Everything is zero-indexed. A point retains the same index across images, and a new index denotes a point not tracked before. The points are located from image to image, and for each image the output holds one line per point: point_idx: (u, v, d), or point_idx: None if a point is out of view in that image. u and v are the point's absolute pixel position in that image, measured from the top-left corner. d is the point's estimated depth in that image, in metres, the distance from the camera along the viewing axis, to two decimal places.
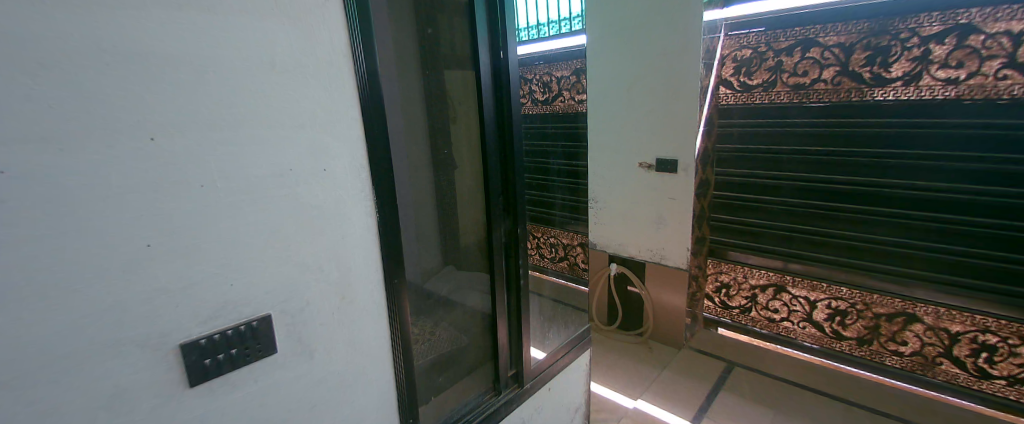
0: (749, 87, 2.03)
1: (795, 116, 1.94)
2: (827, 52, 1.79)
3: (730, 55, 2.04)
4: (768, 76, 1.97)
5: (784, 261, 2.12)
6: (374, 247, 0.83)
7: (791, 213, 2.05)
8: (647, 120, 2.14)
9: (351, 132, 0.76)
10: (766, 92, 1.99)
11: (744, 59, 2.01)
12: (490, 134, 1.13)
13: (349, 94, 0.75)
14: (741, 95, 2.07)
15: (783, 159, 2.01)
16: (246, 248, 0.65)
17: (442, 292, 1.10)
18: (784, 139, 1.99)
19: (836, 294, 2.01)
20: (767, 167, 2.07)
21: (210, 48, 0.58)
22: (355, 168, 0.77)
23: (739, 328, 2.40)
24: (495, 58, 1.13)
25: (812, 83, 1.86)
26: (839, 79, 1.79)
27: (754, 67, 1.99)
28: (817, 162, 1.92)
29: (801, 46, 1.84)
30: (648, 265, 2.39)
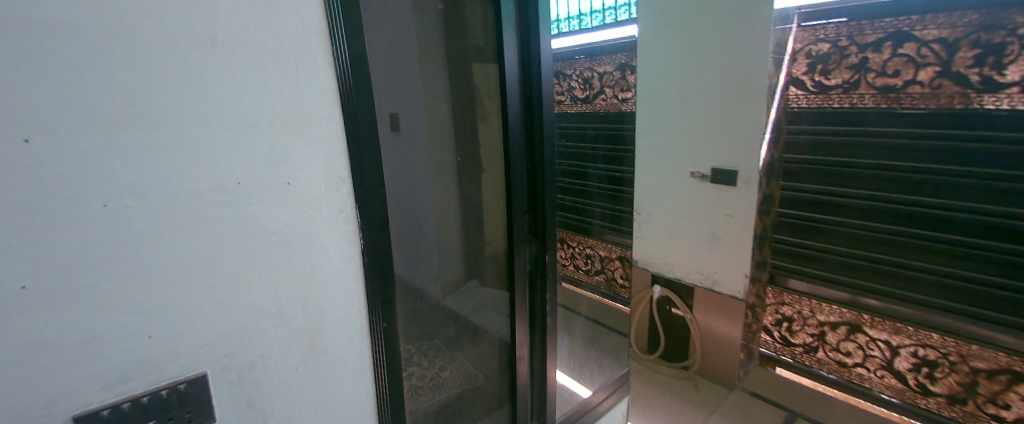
0: (824, 87, 1.58)
1: (873, 125, 1.52)
2: (925, 49, 1.36)
3: (804, 50, 1.59)
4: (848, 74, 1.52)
5: (855, 296, 1.69)
6: (356, 282, 0.65)
7: (871, 241, 1.62)
8: (703, 125, 1.85)
9: (327, 134, 0.59)
10: (846, 95, 1.55)
11: (820, 55, 1.56)
12: (514, 142, 0.92)
13: (325, 86, 0.58)
14: (815, 97, 1.62)
15: (869, 172, 1.57)
16: (174, 289, 0.49)
17: (461, 312, 0.93)
18: (866, 148, 1.56)
19: (926, 340, 1.57)
20: (840, 183, 1.65)
21: (117, 15, 0.42)
22: (331, 182, 0.60)
23: (801, 369, 1.95)
24: (524, 51, 0.92)
25: (904, 86, 1.42)
26: (938, 82, 1.36)
27: (832, 65, 1.55)
28: (907, 177, 1.49)
29: (891, 42, 1.41)
30: (698, 289, 2.08)
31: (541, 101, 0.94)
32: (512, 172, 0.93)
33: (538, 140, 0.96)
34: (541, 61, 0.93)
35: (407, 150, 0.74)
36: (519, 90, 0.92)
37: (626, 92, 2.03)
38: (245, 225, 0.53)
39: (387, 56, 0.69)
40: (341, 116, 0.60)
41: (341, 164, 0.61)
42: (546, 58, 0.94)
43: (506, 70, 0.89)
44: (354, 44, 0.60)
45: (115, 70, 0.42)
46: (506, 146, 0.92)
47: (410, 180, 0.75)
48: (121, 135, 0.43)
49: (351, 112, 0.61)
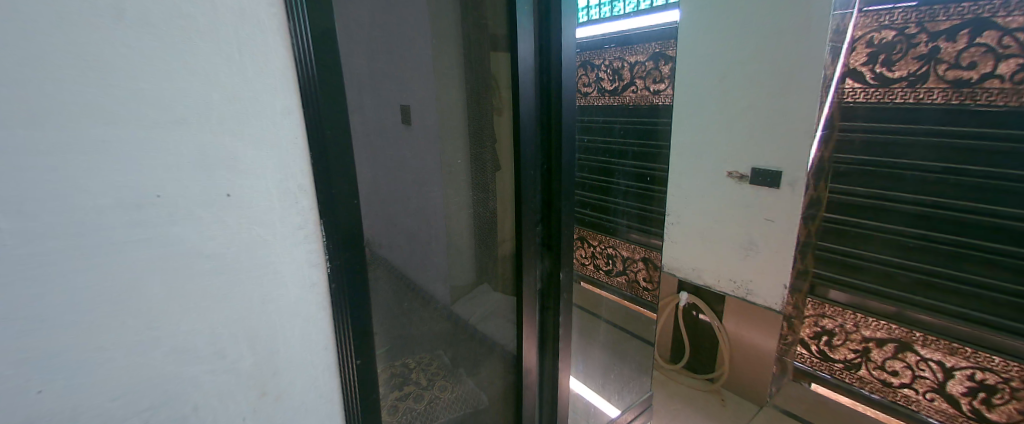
0: (886, 80, 1.32)
1: (938, 123, 1.26)
2: (1008, 38, 1.11)
3: (864, 38, 1.33)
4: (915, 66, 1.26)
5: (903, 310, 1.42)
6: (321, 312, 0.55)
7: (927, 250, 1.34)
8: (744, 119, 1.60)
9: (283, 134, 0.48)
10: (910, 89, 1.28)
11: (883, 44, 1.30)
12: (528, 146, 0.78)
13: (281, 74, 0.46)
14: (875, 91, 1.35)
15: (931, 178, 1.30)
16: (75, 333, 0.38)
17: (470, 319, 0.81)
18: (925, 152, 1.30)
19: (983, 362, 1.30)
20: (893, 186, 1.38)
21: None
22: (287, 194, 0.49)
23: (839, 387, 1.68)
24: (542, 37, 0.76)
25: (981, 80, 1.16)
26: (1022, 77, 1.11)
27: (897, 54, 1.28)
28: (983, 186, 1.22)
29: (969, 29, 1.16)
30: (728, 299, 1.83)
31: (561, 99, 0.79)
32: (523, 182, 0.78)
33: (556, 138, 0.81)
34: (563, 51, 0.77)
35: (400, 155, 0.62)
36: (535, 84, 0.77)
37: (659, 83, 1.83)
38: (169, 249, 0.42)
39: (370, 40, 0.55)
40: (302, 112, 0.49)
41: (301, 171, 0.50)
42: (569, 46, 0.79)
43: (520, 59, 0.73)
44: (319, 23, 0.48)
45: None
46: (516, 150, 0.77)
47: (398, 193, 0.62)
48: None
49: (315, 108, 0.49)
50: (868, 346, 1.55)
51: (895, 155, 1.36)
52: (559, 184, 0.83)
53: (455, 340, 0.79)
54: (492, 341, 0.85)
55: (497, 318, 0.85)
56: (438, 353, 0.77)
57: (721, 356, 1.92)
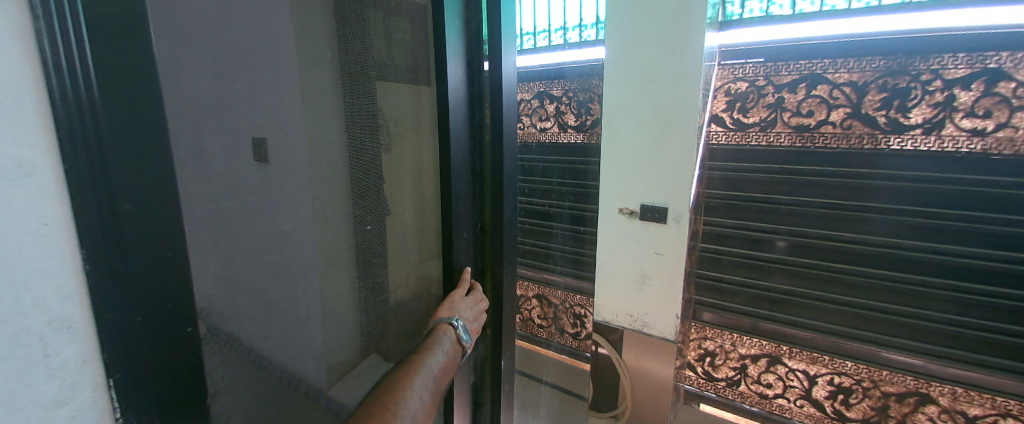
0: (744, 125, 1.49)
1: (785, 163, 1.45)
2: (836, 91, 1.34)
3: (723, 87, 1.51)
4: (766, 113, 1.45)
5: (761, 324, 1.58)
6: None
7: (782, 272, 1.51)
8: (636, 159, 1.58)
9: (10, 228, 0.23)
10: (764, 133, 1.47)
11: (738, 93, 1.49)
12: (462, 206, 0.59)
13: (5, 106, 0.23)
14: (734, 135, 1.53)
15: (777, 209, 1.49)
16: None
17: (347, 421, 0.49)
18: (772, 187, 1.48)
19: (838, 367, 1.47)
20: (751, 218, 1.54)
21: None
22: (14, 342, 0.24)
23: (723, 404, 1.74)
24: (472, 68, 0.59)
25: (818, 125, 1.38)
26: (849, 123, 1.34)
27: (750, 103, 1.47)
28: (822, 215, 1.42)
29: (807, 83, 1.37)
30: (626, 334, 1.76)
31: (502, 145, 0.62)
32: (456, 252, 0.59)
33: (490, 182, 0.63)
34: (501, 86, 0.60)
35: (275, 233, 0.38)
36: (467, 127, 0.59)
37: (546, 121, 1.56)
38: None
39: (214, 39, 0.32)
40: (67, 181, 0.25)
41: (64, 294, 0.26)
42: (508, 76, 0.63)
43: (450, 93, 0.54)
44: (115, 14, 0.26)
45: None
46: (447, 213, 0.57)
47: (280, 292, 0.39)
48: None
49: (97, 175, 0.26)
50: (747, 362, 1.65)
51: (755, 191, 1.51)
52: (495, 245, 0.66)
53: (444, 349, 0.55)
54: (474, 328, 0.61)
55: (463, 291, 0.60)
56: (443, 379, 0.54)
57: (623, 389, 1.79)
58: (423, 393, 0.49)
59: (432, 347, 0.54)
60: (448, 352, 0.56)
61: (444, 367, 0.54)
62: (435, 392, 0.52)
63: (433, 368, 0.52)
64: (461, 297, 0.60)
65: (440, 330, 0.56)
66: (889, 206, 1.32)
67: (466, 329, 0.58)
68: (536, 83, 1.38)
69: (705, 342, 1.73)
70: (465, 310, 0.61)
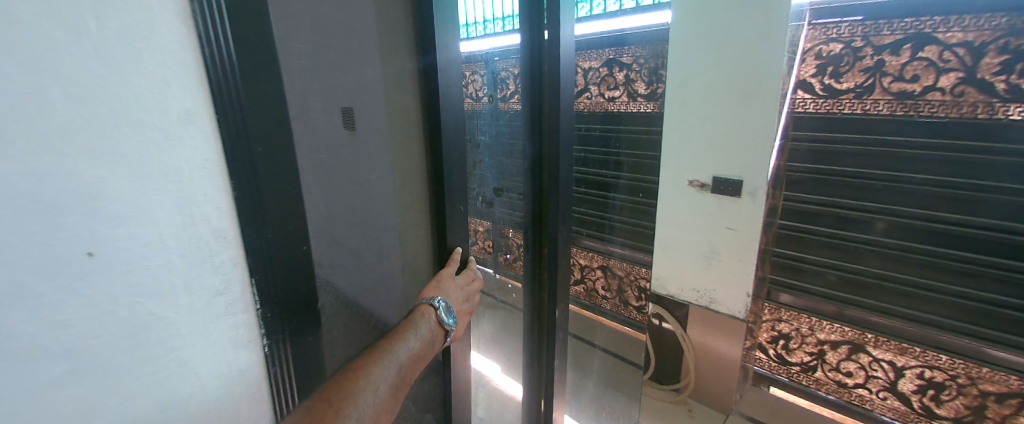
0: (836, 92, 1.22)
1: (887, 131, 1.17)
2: (948, 53, 1.05)
3: (813, 49, 1.23)
4: (863, 78, 1.17)
5: (845, 310, 1.34)
6: (254, 408, 0.40)
7: (874, 253, 1.26)
8: (706, 129, 1.37)
9: (187, 158, 0.32)
10: (858, 101, 1.19)
11: (830, 56, 1.20)
12: (455, 179, 0.56)
13: (178, 67, 0.31)
14: (823, 102, 1.25)
15: (873, 183, 1.23)
16: None
17: None
18: (863, 159, 1.23)
19: (931, 361, 1.23)
20: (837, 191, 1.29)
21: None
22: (197, 246, 0.33)
23: (796, 389, 1.53)
24: (539, 32, 0.64)
25: (923, 93, 1.10)
26: (961, 90, 1.06)
27: (844, 67, 1.19)
28: (940, 187, 1.13)
29: (911, 44, 1.09)
30: (693, 309, 1.58)
31: (559, 116, 0.65)
32: (449, 231, 0.57)
33: (546, 147, 0.67)
34: (560, 56, 0.64)
35: (358, 183, 0.47)
36: (524, 98, 0.66)
37: (614, 90, 1.58)
38: None
39: (316, 25, 0.40)
40: (216, 125, 0.33)
41: (220, 209, 0.34)
42: (566, 47, 0.65)
43: (440, 67, 0.51)
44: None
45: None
46: (438, 187, 0.54)
47: (358, 233, 0.48)
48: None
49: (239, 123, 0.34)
50: (824, 348, 1.42)
51: (855, 155, 1.23)
52: (555, 209, 0.70)
53: (420, 334, 0.49)
54: (462, 309, 0.59)
55: (452, 270, 0.58)
56: (413, 369, 0.47)
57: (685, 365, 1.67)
58: (383, 384, 0.42)
59: (407, 332, 0.48)
60: (423, 337, 0.50)
61: (415, 355, 0.48)
62: (400, 386, 0.45)
63: (401, 355, 0.46)
64: (451, 276, 0.58)
65: (419, 312, 0.51)
66: (1016, 188, 1.05)
67: (450, 311, 0.54)
68: (608, 52, 1.57)
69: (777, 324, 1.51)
70: (454, 291, 0.58)
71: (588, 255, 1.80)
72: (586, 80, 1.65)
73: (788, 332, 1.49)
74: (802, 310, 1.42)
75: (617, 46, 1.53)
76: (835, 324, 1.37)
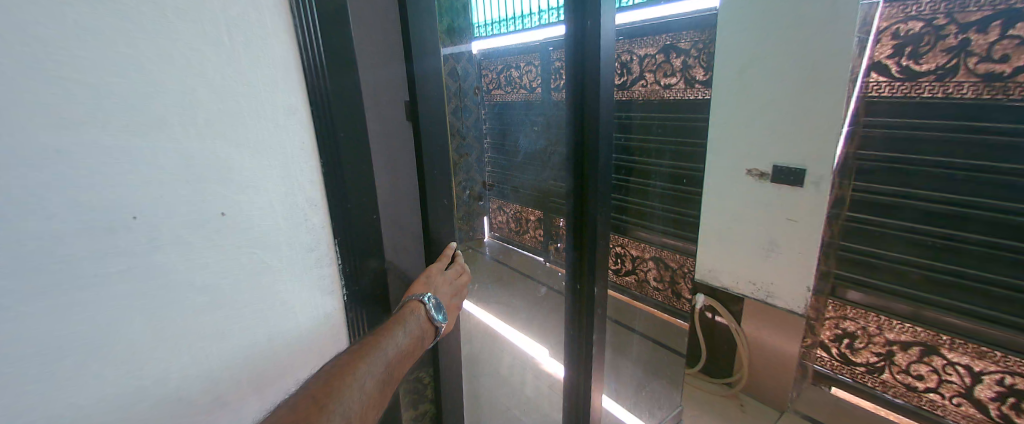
0: (913, 75, 1.10)
1: (974, 115, 1.05)
2: None
3: (889, 29, 1.12)
4: (945, 59, 1.05)
5: (921, 310, 1.22)
6: (335, 344, 0.49)
7: (954, 250, 1.13)
8: (764, 113, 1.30)
9: (289, 142, 0.40)
10: (938, 83, 1.08)
11: (909, 36, 1.09)
12: (437, 172, 0.54)
13: (282, 70, 0.39)
14: (900, 86, 1.13)
15: (956, 175, 1.10)
16: (35, 393, 0.30)
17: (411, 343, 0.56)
18: (947, 147, 1.10)
19: (1015, 367, 1.11)
20: (914, 182, 1.16)
21: None
22: (294, 210, 0.42)
23: (860, 391, 1.42)
24: (583, 21, 0.66)
25: (1013, 74, 0.98)
26: None
27: (924, 47, 1.07)
28: None
29: (1002, 20, 0.97)
30: (749, 303, 1.51)
31: (598, 101, 0.67)
32: (433, 225, 0.55)
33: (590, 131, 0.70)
34: (600, 43, 0.65)
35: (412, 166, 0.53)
36: (569, 85, 0.71)
37: (671, 77, 1.54)
38: (150, 282, 0.34)
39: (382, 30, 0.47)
40: (309, 115, 0.41)
41: (312, 183, 0.43)
42: (606, 33, 0.67)
43: (419, 73, 0.49)
44: (325, 6, 0.41)
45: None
46: (420, 179, 0.53)
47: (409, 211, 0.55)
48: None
49: (325, 114, 0.42)
50: (892, 348, 1.31)
51: (936, 140, 1.11)
52: (594, 189, 0.73)
53: (409, 329, 0.49)
54: (451, 304, 0.57)
55: (442, 265, 0.57)
56: (402, 364, 0.47)
57: (738, 361, 1.62)
58: (369, 380, 0.42)
59: (394, 326, 0.48)
60: (413, 333, 0.50)
61: (404, 351, 0.48)
62: (389, 380, 0.45)
63: (389, 351, 0.46)
64: (440, 270, 0.56)
65: (409, 308, 0.50)
66: None
67: (440, 308, 0.54)
68: (668, 37, 1.51)
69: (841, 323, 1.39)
70: (443, 286, 0.57)
71: (639, 246, 1.83)
72: (640, 68, 1.62)
73: (852, 332, 1.37)
74: (870, 309, 1.31)
75: (670, 33, 1.50)
76: (905, 324, 1.25)
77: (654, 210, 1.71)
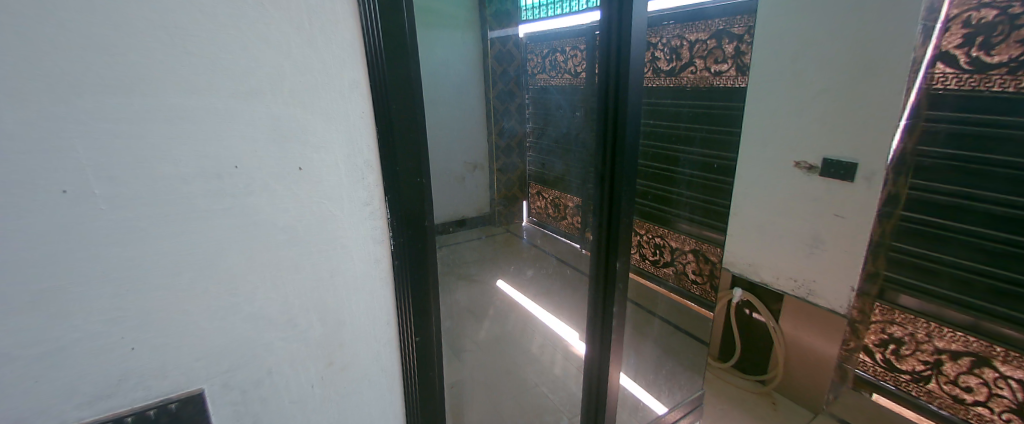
0: (984, 67, 1.01)
1: None
2: None
3: (960, 17, 1.02)
4: (1021, 51, 0.96)
5: (979, 319, 1.13)
6: (380, 289, 0.56)
7: (1017, 257, 1.04)
8: (814, 104, 1.26)
9: (349, 109, 0.47)
10: (1012, 77, 0.98)
11: (981, 24, 1.00)
12: (425, 148, 0.56)
13: (348, 48, 0.46)
14: (968, 78, 1.05)
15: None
16: (153, 299, 0.40)
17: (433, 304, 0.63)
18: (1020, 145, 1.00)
19: None
20: (979, 183, 1.07)
21: None
22: (354, 169, 0.49)
23: (904, 400, 1.34)
24: (619, 9, 0.69)
25: None
26: None
27: (997, 37, 0.98)
28: None
29: None
30: (788, 300, 1.46)
31: (627, 87, 0.72)
32: (426, 197, 0.57)
33: (620, 112, 0.73)
34: (631, 32, 0.69)
35: None
36: (599, 72, 0.74)
37: (722, 64, 1.43)
38: (245, 219, 0.43)
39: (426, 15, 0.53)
40: (369, 90, 0.49)
41: (366, 147, 0.50)
42: (638, 22, 0.70)
43: (409, 61, 0.51)
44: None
45: (61, 36, 0.32)
46: (421, 153, 0.55)
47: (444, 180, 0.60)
48: (72, 130, 0.34)
49: (381, 90, 0.49)
50: (942, 357, 1.22)
51: (1006, 135, 1.02)
52: (623, 169, 0.76)
53: None
54: None
55: None
56: None
57: (774, 357, 1.57)
58: None
59: None
60: None
61: None
62: None
63: None
64: None
65: None
66: None
67: None
68: (716, 23, 1.41)
69: (886, 328, 1.31)
70: None
71: (677, 237, 1.65)
72: (689, 54, 1.47)
73: (899, 338, 1.30)
74: (921, 315, 1.23)
75: (721, 18, 1.40)
76: (958, 333, 1.17)
77: (683, 197, 1.56)
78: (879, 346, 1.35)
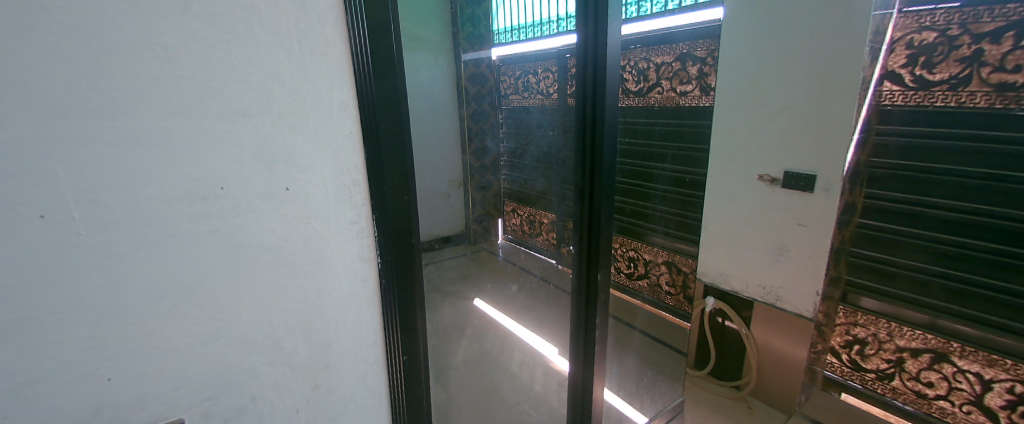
0: (928, 83, 1.10)
1: (986, 126, 1.05)
2: None
3: (903, 39, 1.12)
4: (959, 68, 1.06)
5: (934, 318, 1.21)
6: (367, 308, 0.55)
7: (965, 257, 1.13)
8: (774, 121, 1.34)
9: (336, 129, 0.48)
10: (952, 92, 1.08)
11: (923, 45, 1.09)
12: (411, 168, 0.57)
13: (336, 71, 0.47)
14: (914, 94, 1.13)
15: (971, 183, 1.09)
16: (133, 326, 0.39)
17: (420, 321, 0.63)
18: (965, 157, 1.09)
19: None
20: (928, 190, 1.16)
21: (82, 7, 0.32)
22: (342, 189, 0.50)
23: (871, 398, 1.41)
24: (595, 31, 0.73)
25: None
26: None
27: (938, 57, 1.08)
28: None
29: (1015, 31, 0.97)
30: (758, 306, 1.52)
31: (603, 106, 0.75)
32: (412, 215, 0.58)
33: (598, 130, 0.77)
34: (607, 54, 0.73)
35: None
36: (577, 92, 0.77)
37: (687, 84, 1.54)
38: (231, 241, 0.42)
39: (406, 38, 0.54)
40: (356, 112, 0.49)
41: (353, 167, 0.50)
42: (613, 45, 0.74)
43: (395, 83, 0.52)
44: (374, 22, 0.49)
45: (47, 61, 0.32)
46: (408, 173, 0.56)
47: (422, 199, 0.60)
48: (54, 156, 0.33)
49: (368, 112, 0.50)
50: (904, 355, 1.30)
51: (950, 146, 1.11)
52: (603, 184, 0.79)
53: None
54: None
55: None
56: None
57: (748, 362, 1.61)
58: None
59: None
60: None
61: None
62: None
63: None
64: None
65: None
66: None
67: None
68: (681, 46, 1.51)
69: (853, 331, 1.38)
70: None
71: (650, 250, 1.78)
72: (656, 75, 1.59)
73: (864, 339, 1.36)
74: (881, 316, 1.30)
75: (683, 42, 1.50)
76: (918, 332, 1.25)
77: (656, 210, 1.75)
78: (847, 347, 1.42)
